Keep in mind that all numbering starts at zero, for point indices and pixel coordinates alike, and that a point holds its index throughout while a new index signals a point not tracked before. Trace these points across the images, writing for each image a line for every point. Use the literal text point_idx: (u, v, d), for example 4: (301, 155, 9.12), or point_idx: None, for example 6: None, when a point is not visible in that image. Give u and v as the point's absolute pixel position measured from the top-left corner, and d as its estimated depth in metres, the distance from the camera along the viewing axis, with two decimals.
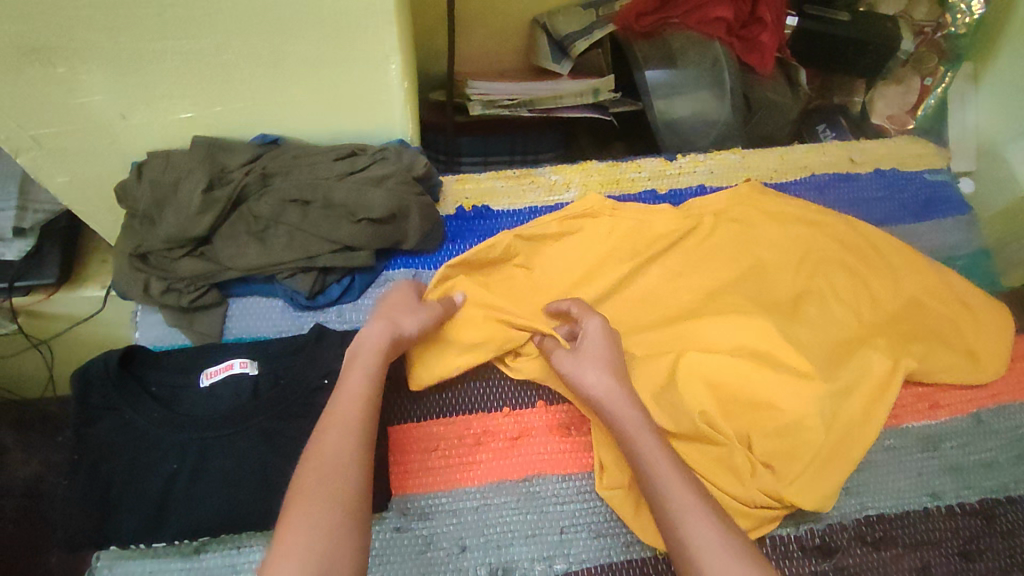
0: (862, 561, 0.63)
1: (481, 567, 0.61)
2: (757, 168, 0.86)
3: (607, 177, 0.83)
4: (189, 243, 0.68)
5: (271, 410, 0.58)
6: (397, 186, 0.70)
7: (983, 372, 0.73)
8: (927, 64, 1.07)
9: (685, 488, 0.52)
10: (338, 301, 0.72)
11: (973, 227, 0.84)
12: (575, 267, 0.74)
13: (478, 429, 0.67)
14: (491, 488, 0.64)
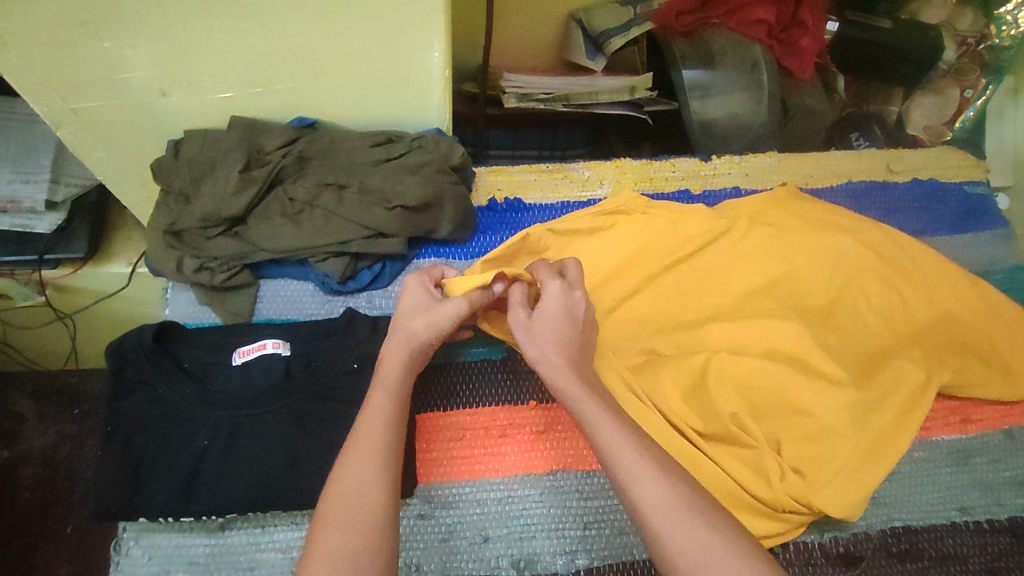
0: (887, 572, 0.63)
1: (503, 559, 0.60)
2: (793, 173, 0.85)
3: (640, 175, 0.82)
4: (224, 223, 0.68)
5: (303, 392, 0.58)
6: (433, 175, 0.70)
7: (1018, 388, 0.71)
8: (968, 76, 1.04)
9: (667, 491, 0.46)
10: (368, 287, 0.72)
11: (1011, 241, 0.83)
12: (606, 263, 0.74)
13: (503, 420, 0.67)
14: (514, 480, 0.64)
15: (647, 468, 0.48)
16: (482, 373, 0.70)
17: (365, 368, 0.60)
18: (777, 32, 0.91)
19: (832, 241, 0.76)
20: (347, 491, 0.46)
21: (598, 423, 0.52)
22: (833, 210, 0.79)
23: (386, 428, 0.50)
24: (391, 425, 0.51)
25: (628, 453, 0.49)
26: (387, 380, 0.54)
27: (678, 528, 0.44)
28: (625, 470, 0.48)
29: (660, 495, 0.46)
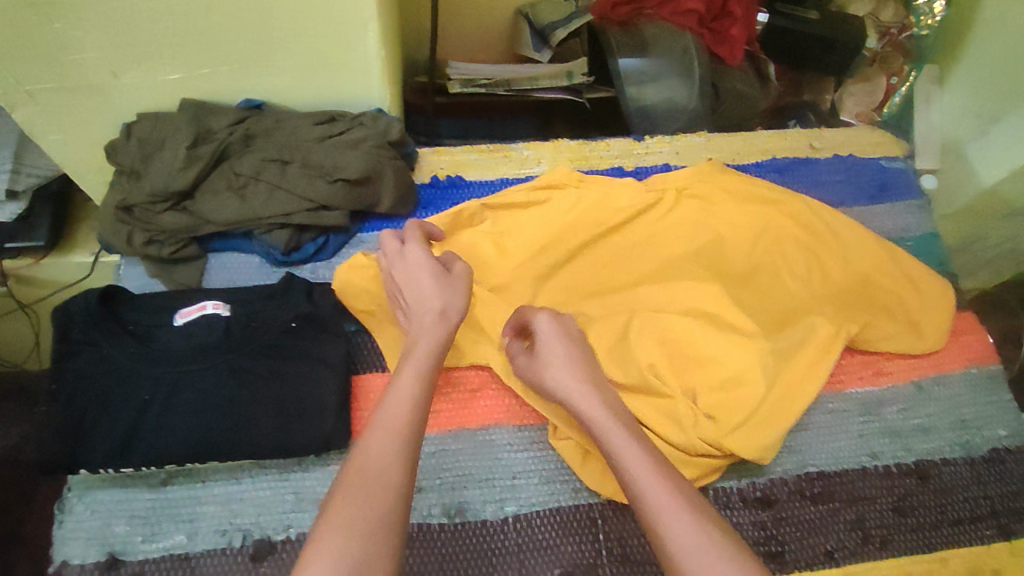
0: (801, 513, 0.68)
1: (435, 507, 0.64)
2: (721, 151, 0.89)
3: (576, 154, 0.85)
4: (171, 198, 0.70)
5: (240, 349, 0.62)
6: (372, 149, 0.73)
7: (923, 342, 0.76)
8: (893, 64, 1.12)
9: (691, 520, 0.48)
10: (312, 258, 0.74)
11: (925, 210, 0.88)
12: (541, 233, 0.78)
13: (440, 380, 0.70)
14: (447, 435, 0.68)
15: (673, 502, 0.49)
16: None
17: (304, 327, 0.63)
18: (709, 22, 0.95)
19: (753, 212, 0.81)
20: (367, 466, 0.48)
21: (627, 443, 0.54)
22: (756, 182, 0.84)
23: (411, 409, 0.53)
24: (416, 412, 0.53)
25: (655, 483, 0.50)
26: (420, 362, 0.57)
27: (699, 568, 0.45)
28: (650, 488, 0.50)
29: (684, 524, 0.48)
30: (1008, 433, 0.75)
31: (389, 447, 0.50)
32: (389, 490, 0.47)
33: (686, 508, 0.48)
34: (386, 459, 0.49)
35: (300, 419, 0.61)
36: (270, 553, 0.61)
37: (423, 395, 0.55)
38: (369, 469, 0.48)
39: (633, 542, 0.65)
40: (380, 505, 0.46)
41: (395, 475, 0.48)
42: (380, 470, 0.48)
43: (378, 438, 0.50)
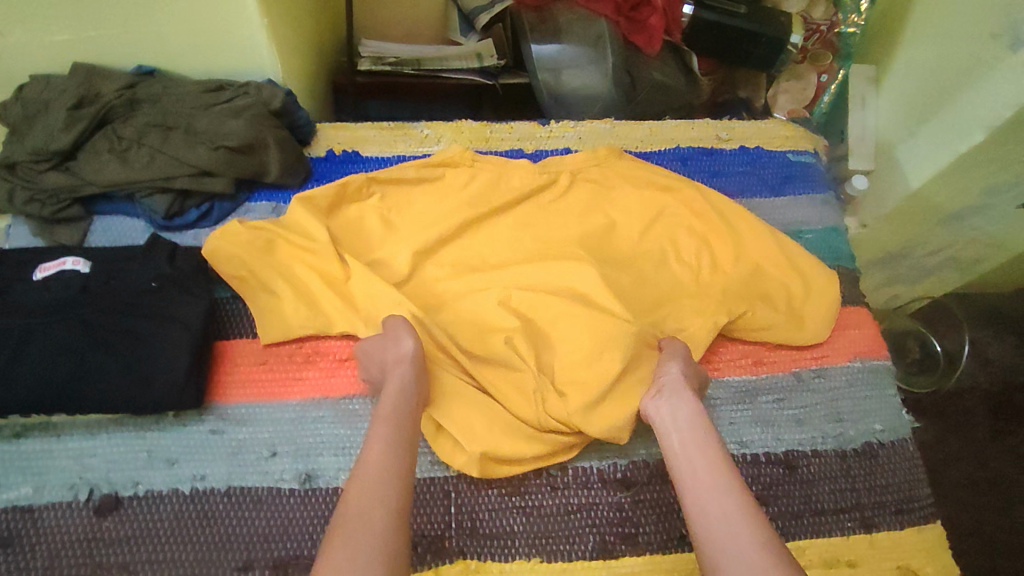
0: (659, 497, 0.68)
1: (289, 472, 0.66)
2: (625, 138, 0.89)
3: (477, 135, 0.86)
4: (54, 158, 0.70)
5: (95, 305, 0.63)
6: (255, 118, 0.73)
7: (803, 332, 0.76)
8: (823, 61, 1.12)
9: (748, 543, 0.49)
10: (196, 225, 0.75)
11: (828, 204, 0.88)
12: (430, 210, 0.78)
13: (309, 348, 0.71)
14: (310, 402, 0.69)
15: (725, 528, 0.50)
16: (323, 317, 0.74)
17: (163, 287, 0.65)
18: (627, 10, 0.94)
19: (646, 199, 0.81)
20: (349, 516, 0.49)
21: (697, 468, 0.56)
22: (655, 169, 0.84)
23: (386, 456, 0.54)
24: (391, 477, 0.52)
25: (717, 503, 0.52)
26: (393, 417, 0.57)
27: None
28: (708, 508, 0.52)
29: (741, 544, 0.49)
30: (884, 428, 0.74)
31: (370, 513, 0.49)
32: (377, 537, 0.48)
33: (746, 537, 0.49)
34: (367, 512, 0.49)
35: (151, 378, 0.61)
36: (116, 509, 0.62)
37: (397, 439, 0.55)
38: (354, 534, 0.48)
39: (485, 515, 0.66)
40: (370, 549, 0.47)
41: (378, 521, 0.49)
42: (361, 521, 0.49)
43: (355, 507, 0.50)
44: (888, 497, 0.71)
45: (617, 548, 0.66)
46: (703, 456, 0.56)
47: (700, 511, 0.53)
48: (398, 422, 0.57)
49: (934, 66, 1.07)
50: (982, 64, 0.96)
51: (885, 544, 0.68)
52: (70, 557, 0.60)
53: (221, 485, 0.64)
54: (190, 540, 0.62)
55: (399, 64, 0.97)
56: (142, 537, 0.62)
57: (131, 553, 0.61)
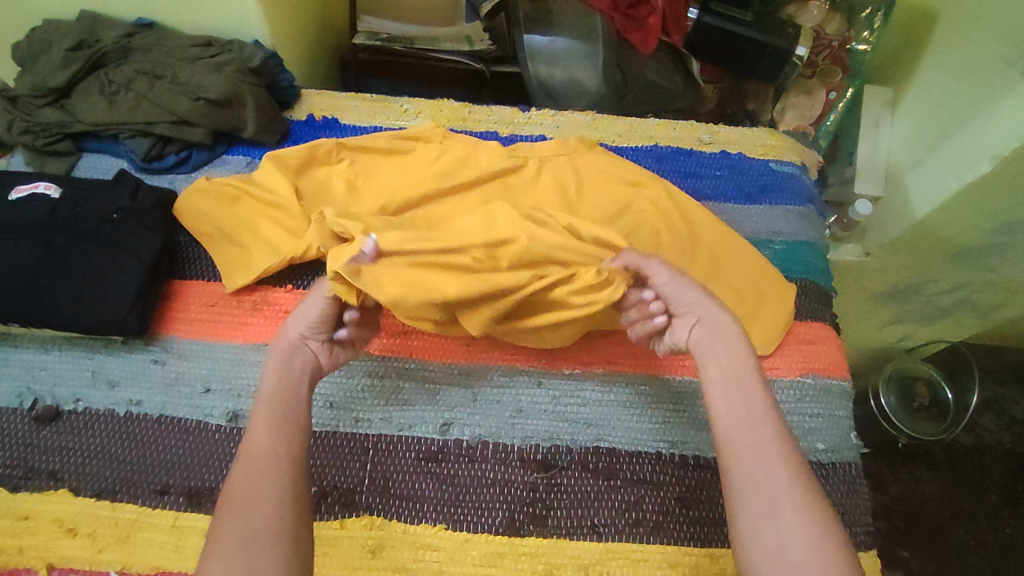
0: (576, 483, 0.67)
1: (219, 409, 0.67)
2: (603, 131, 0.89)
3: (454, 114, 0.87)
4: (51, 94, 0.76)
5: (57, 227, 0.67)
6: (235, 75, 0.77)
7: (750, 341, 0.74)
8: (831, 78, 1.09)
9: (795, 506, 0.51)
10: (172, 170, 0.79)
11: (805, 218, 0.85)
12: (393, 178, 0.80)
13: (258, 296, 0.73)
14: (250, 346, 0.70)
15: (774, 487, 0.52)
16: (282, 274, 0.74)
17: (123, 220, 0.68)
18: (625, 7, 0.94)
19: (614, 192, 0.81)
20: (235, 500, 0.51)
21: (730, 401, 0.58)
22: (625, 164, 0.83)
23: (267, 435, 0.55)
24: (275, 434, 0.55)
25: (775, 460, 0.53)
26: (269, 395, 0.58)
27: (770, 522, 0.51)
28: (753, 462, 0.54)
29: (786, 507, 0.51)
30: (826, 447, 0.71)
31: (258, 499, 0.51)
32: (261, 515, 0.50)
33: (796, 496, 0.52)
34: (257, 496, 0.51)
35: (96, 301, 0.65)
36: (54, 420, 0.65)
37: (279, 421, 0.56)
38: (238, 488, 0.51)
39: (399, 476, 0.66)
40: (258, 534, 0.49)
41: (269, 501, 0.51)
42: (246, 506, 0.50)
43: (242, 472, 0.52)
44: None
45: (524, 527, 0.64)
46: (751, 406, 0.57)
47: (744, 462, 0.54)
48: (282, 400, 0.58)
49: (948, 90, 1.02)
50: (993, 90, 0.91)
51: None
52: (6, 458, 0.63)
53: (153, 412, 0.66)
54: (118, 458, 0.64)
55: (390, 41, 1.00)
56: (73, 448, 0.64)
57: (61, 461, 0.63)
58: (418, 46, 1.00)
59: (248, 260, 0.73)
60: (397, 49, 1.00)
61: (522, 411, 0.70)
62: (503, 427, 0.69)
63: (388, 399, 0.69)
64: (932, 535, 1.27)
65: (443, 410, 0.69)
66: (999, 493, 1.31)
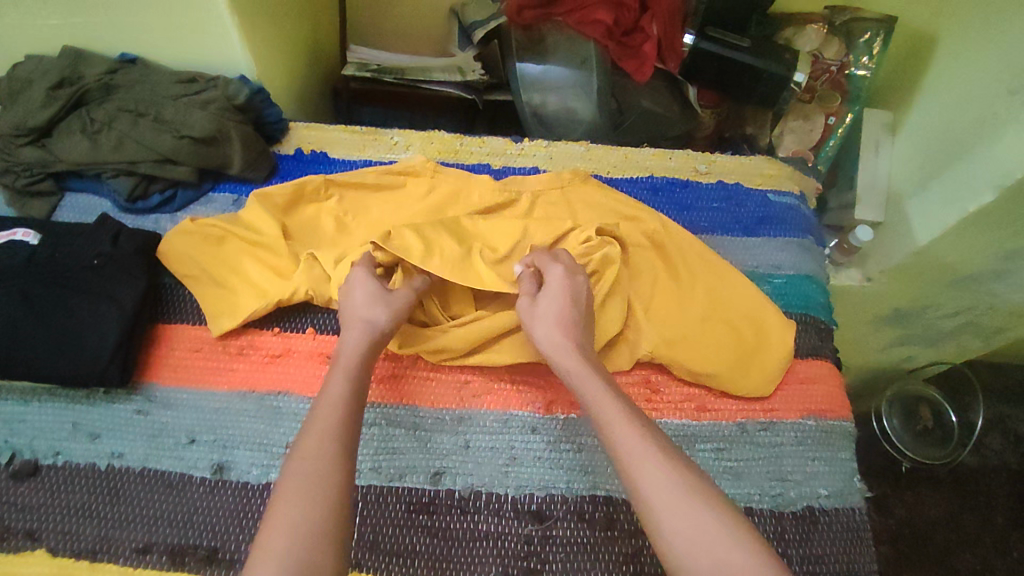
0: (572, 535, 0.65)
1: (203, 460, 0.65)
2: (598, 162, 0.87)
3: (446, 147, 0.86)
4: (32, 133, 0.74)
5: (34, 276, 0.64)
6: (219, 111, 0.75)
7: (749, 381, 0.72)
8: (830, 103, 1.08)
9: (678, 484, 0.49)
10: (157, 209, 0.77)
11: (805, 251, 0.83)
12: (384, 215, 0.78)
13: (244, 340, 0.71)
14: (236, 394, 0.68)
15: (653, 468, 0.50)
16: (268, 317, 0.72)
17: (104, 266, 0.66)
18: (619, 35, 0.94)
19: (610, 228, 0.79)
20: (303, 467, 0.51)
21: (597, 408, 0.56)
22: (620, 198, 0.82)
23: (337, 409, 0.56)
24: (344, 407, 0.56)
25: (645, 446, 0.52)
26: (346, 368, 0.60)
27: (661, 504, 0.48)
28: (625, 447, 0.52)
29: (668, 485, 0.49)
30: (829, 493, 0.69)
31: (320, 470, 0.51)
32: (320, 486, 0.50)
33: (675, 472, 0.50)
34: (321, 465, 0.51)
35: (76, 353, 0.62)
36: (32, 475, 0.63)
37: (349, 398, 0.57)
38: (305, 448, 0.52)
39: (389, 530, 0.63)
40: (310, 507, 0.48)
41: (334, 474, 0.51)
42: (311, 476, 0.50)
43: (311, 439, 0.53)
44: (823, 568, 0.65)
45: None
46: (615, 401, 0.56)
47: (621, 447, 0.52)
48: (354, 376, 0.60)
49: (949, 114, 0.99)
50: (994, 119, 0.89)
51: None
52: None
53: (135, 466, 0.64)
54: (98, 515, 0.62)
55: (380, 72, 0.98)
56: (51, 505, 0.62)
57: (38, 520, 0.61)
58: (409, 76, 0.97)
59: (234, 303, 0.71)
60: (387, 80, 0.98)
61: (516, 459, 0.68)
62: (496, 475, 0.67)
63: (377, 449, 0.67)
64: (937, 560, 1.24)
65: (435, 459, 0.67)
66: (1005, 514, 1.29)
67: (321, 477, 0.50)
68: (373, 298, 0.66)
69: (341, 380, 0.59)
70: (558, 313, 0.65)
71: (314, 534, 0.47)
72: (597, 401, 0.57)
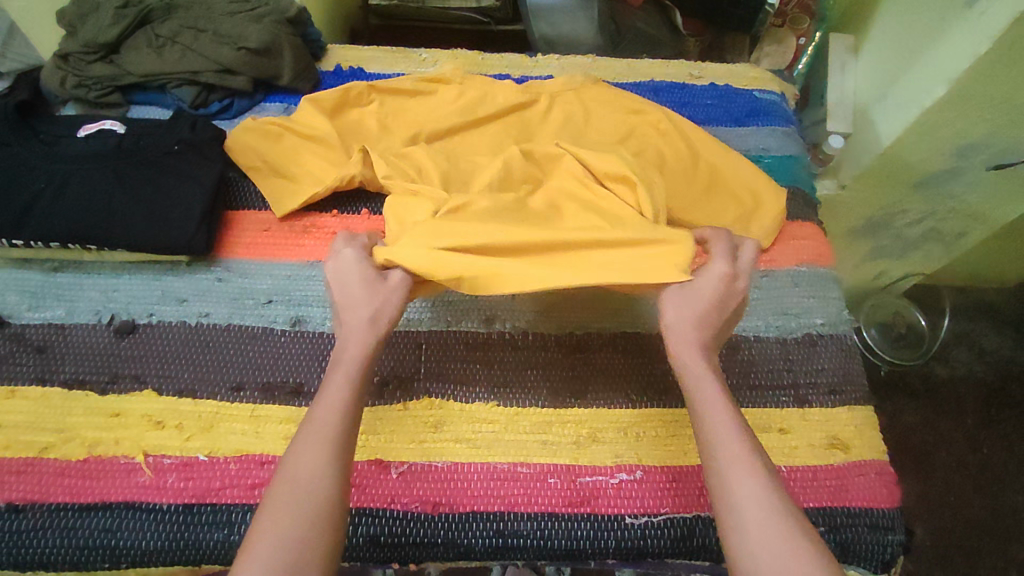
0: (609, 362, 0.75)
1: (282, 317, 0.74)
2: (604, 71, 0.99)
3: (469, 61, 0.96)
4: (101, 50, 0.82)
5: (124, 158, 0.73)
6: (273, 25, 0.85)
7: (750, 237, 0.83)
8: (801, 24, 1.29)
9: (760, 493, 0.52)
10: (217, 116, 0.85)
11: (789, 136, 0.95)
12: (420, 115, 0.88)
13: (307, 222, 0.80)
14: (305, 264, 0.77)
15: (748, 487, 0.52)
16: (325, 203, 0.81)
17: (184, 151, 0.76)
18: None
19: (620, 120, 0.89)
20: (298, 476, 0.52)
21: (703, 404, 0.58)
22: (626, 96, 0.92)
23: (340, 413, 0.56)
24: (345, 416, 0.56)
25: (734, 452, 0.54)
26: (349, 367, 0.59)
27: (737, 511, 0.51)
28: (718, 448, 0.55)
29: (744, 493, 0.52)
30: (824, 322, 0.80)
31: (318, 481, 0.52)
32: (314, 501, 0.51)
33: (756, 482, 0.52)
34: (315, 477, 0.52)
35: (165, 222, 0.71)
36: (132, 332, 0.71)
37: (351, 399, 0.57)
38: (304, 463, 0.53)
39: (451, 364, 0.73)
40: (300, 520, 0.50)
41: (326, 484, 0.52)
42: (303, 488, 0.51)
43: (307, 447, 0.54)
44: (822, 380, 0.76)
45: (566, 400, 0.72)
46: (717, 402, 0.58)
47: (711, 447, 0.55)
48: (358, 378, 0.59)
49: (905, 29, 1.10)
50: (942, 24, 0.98)
51: (816, 418, 0.74)
52: (92, 367, 0.69)
53: (223, 322, 0.73)
54: (193, 362, 0.70)
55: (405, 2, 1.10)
56: (152, 356, 0.70)
57: (144, 367, 0.69)
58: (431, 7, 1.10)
59: (295, 189, 0.80)
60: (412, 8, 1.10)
61: (556, 306, 0.78)
62: (539, 319, 0.77)
63: (436, 302, 0.77)
64: (917, 459, 1.30)
65: (485, 307, 0.77)
66: (974, 416, 1.34)
67: (312, 479, 0.52)
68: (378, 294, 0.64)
69: (342, 377, 0.58)
70: (702, 312, 0.63)
71: (300, 543, 0.49)
72: (705, 398, 0.58)
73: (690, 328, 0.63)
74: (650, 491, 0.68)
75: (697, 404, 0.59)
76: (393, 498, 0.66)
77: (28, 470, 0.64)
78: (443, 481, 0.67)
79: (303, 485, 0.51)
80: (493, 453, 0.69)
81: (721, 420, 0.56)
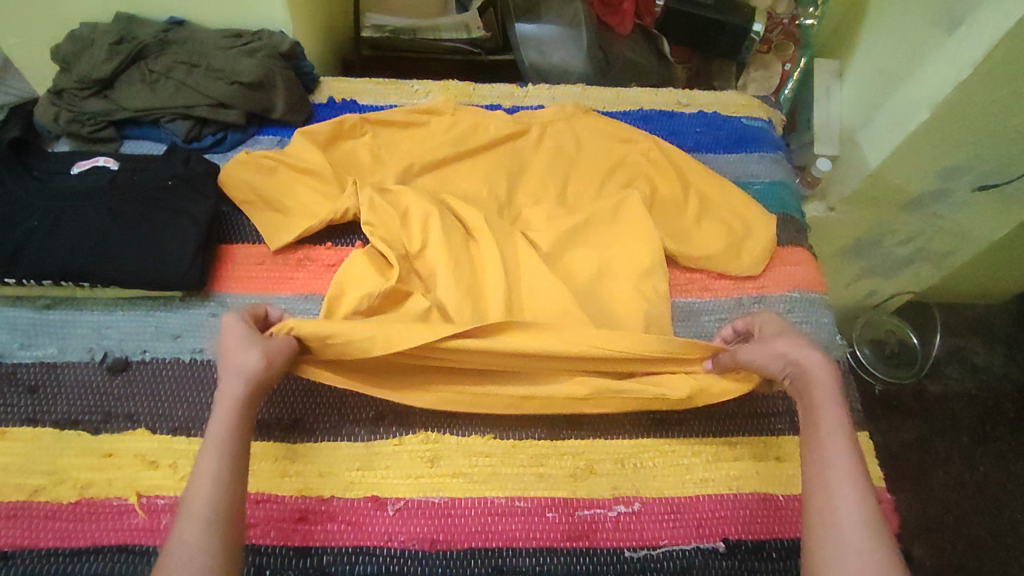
0: None
1: None
2: (594, 99, 1.00)
3: (460, 92, 0.97)
4: (94, 86, 0.83)
5: (118, 194, 0.74)
6: (266, 59, 0.85)
7: (741, 264, 0.84)
8: (785, 51, 1.25)
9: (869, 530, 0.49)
10: (210, 150, 0.85)
11: (777, 162, 0.97)
12: (412, 146, 0.88)
13: (301, 254, 0.80)
14: (299, 297, 0.77)
15: (853, 521, 0.50)
16: (319, 236, 0.81)
17: (178, 186, 0.76)
18: None
19: (610, 149, 0.90)
20: (175, 559, 0.48)
21: (819, 429, 0.56)
22: (616, 125, 0.93)
23: (216, 485, 0.52)
24: (223, 486, 0.52)
25: (849, 483, 0.52)
26: (221, 433, 0.55)
27: (841, 541, 0.49)
28: (829, 473, 0.53)
29: (851, 525, 0.50)
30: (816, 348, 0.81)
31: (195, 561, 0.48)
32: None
33: (867, 520, 0.50)
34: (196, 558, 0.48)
35: (159, 258, 0.71)
36: (125, 369, 0.71)
37: (229, 467, 0.53)
38: (185, 544, 0.48)
39: None
40: None
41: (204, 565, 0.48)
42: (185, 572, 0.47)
43: (184, 527, 0.49)
44: None
45: (562, 431, 0.72)
46: (835, 429, 0.56)
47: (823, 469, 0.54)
48: (231, 445, 0.55)
49: (887, 56, 1.13)
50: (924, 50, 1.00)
51: None
52: (85, 405, 0.68)
53: (216, 357, 0.72)
54: (187, 399, 0.69)
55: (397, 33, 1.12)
56: (145, 393, 0.69)
57: (137, 405, 0.69)
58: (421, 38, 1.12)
59: (288, 222, 0.80)
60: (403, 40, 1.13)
61: None
62: None
63: None
64: (914, 479, 1.30)
65: None
66: (969, 433, 1.35)
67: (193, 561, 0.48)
68: (244, 340, 0.61)
69: (214, 446, 0.54)
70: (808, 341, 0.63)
71: None
72: (822, 421, 0.56)
73: (803, 352, 0.61)
74: (649, 522, 0.67)
75: (812, 426, 0.57)
76: (390, 537, 0.65)
77: (19, 514, 0.63)
78: (440, 518, 0.66)
79: (178, 564, 0.47)
80: (489, 488, 0.68)
81: (836, 446, 0.54)
